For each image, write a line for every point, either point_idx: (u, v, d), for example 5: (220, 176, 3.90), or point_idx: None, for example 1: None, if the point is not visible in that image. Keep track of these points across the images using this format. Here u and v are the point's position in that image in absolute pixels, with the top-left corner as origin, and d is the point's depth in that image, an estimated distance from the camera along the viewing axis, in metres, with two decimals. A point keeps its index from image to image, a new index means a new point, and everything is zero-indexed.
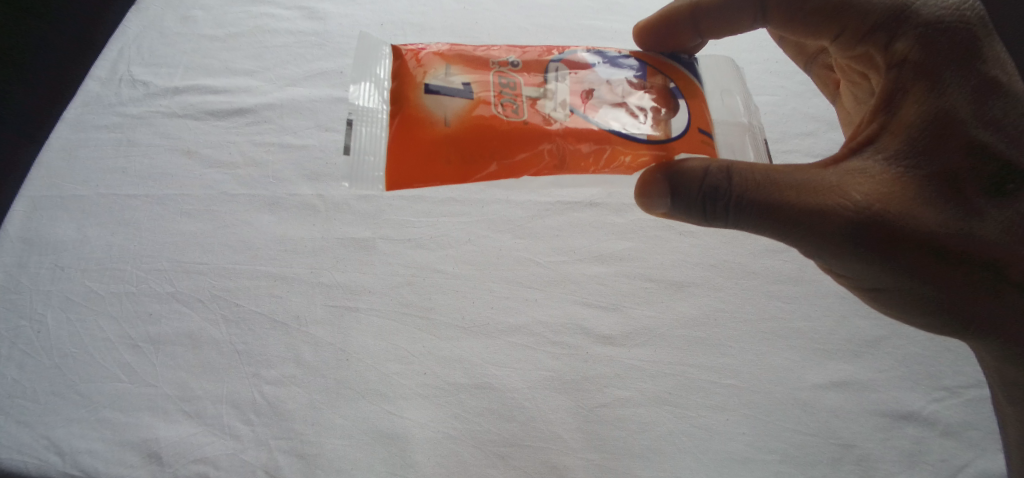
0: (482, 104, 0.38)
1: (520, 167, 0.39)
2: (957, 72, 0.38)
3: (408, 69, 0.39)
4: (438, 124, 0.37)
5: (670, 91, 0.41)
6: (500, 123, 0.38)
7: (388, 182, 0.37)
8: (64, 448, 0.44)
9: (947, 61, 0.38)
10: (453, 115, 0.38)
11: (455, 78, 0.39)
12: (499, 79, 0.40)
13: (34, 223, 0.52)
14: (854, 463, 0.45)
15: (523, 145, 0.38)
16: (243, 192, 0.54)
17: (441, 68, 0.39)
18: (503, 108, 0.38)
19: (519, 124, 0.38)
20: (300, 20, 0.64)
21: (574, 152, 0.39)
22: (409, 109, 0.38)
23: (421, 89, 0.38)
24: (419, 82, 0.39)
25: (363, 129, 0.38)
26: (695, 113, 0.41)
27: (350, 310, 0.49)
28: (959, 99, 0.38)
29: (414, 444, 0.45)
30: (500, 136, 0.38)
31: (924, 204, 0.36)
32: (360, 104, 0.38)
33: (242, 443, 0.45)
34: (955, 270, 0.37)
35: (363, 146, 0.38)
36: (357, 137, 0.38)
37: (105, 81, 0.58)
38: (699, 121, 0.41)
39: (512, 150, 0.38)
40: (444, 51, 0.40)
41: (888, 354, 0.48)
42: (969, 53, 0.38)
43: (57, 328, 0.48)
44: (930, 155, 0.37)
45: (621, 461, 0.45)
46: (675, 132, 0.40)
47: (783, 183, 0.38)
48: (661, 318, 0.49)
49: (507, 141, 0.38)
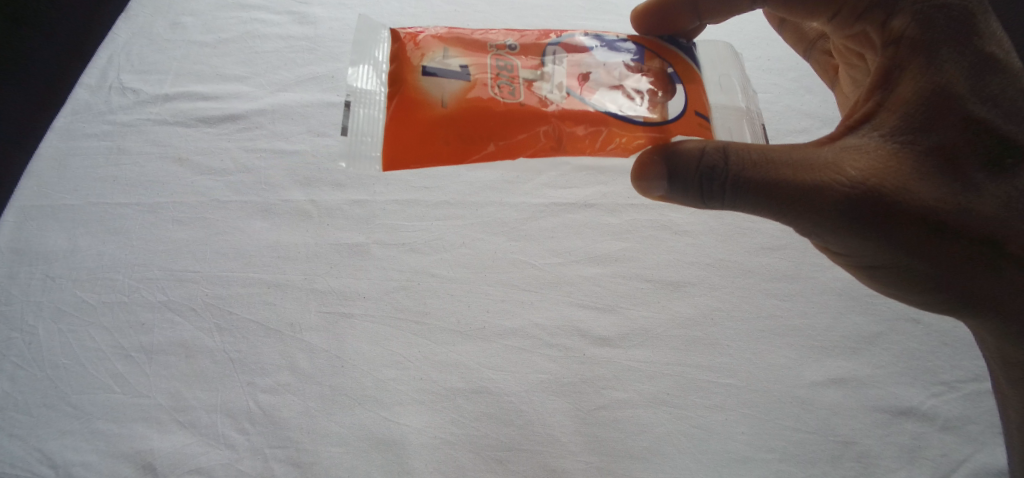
0: (479, 85, 0.38)
1: (517, 149, 0.38)
2: (954, 47, 0.38)
3: (406, 51, 0.39)
4: (435, 106, 0.37)
5: (669, 76, 0.41)
6: (498, 106, 0.37)
7: (386, 163, 0.37)
8: (57, 461, 0.43)
9: (944, 36, 0.38)
10: (449, 96, 0.37)
11: (452, 61, 0.39)
12: (497, 62, 0.39)
13: (24, 233, 0.51)
14: (854, 460, 0.45)
15: (520, 129, 0.38)
16: (235, 199, 0.53)
17: (439, 50, 0.39)
18: (499, 90, 0.38)
19: (516, 105, 0.38)
20: (290, 25, 0.64)
21: (574, 135, 0.38)
22: (406, 91, 0.38)
23: (419, 71, 0.38)
24: (415, 64, 0.38)
25: (360, 110, 0.38)
26: (692, 96, 0.41)
27: (345, 316, 0.48)
28: (956, 74, 0.37)
29: (412, 451, 0.44)
30: (496, 117, 0.37)
31: (921, 179, 0.36)
32: (357, 85, 0.39)
33: (238, 452, 0.44)
34: (952, 246, 0.37)
35: (360, 128, 0.38)
36: (355, 119, 0.38)
37: (94, 88, 0.58)
38: (696, 104, 0.40)
39: (510, 131, 0.37)
40: (442, 33, 0.40)
41: (885, 349, 0.48)
42: (967, 30, 0.38)
43: (49, 339, 0.47)
44: (929, 131, 0.37)
45: (620, 463, 0.45)
46: (672, 114, 0.39)
47: (779, 161, 0.37)
48: (658, 318, 0.49)
49: (504, 122, 0.37)
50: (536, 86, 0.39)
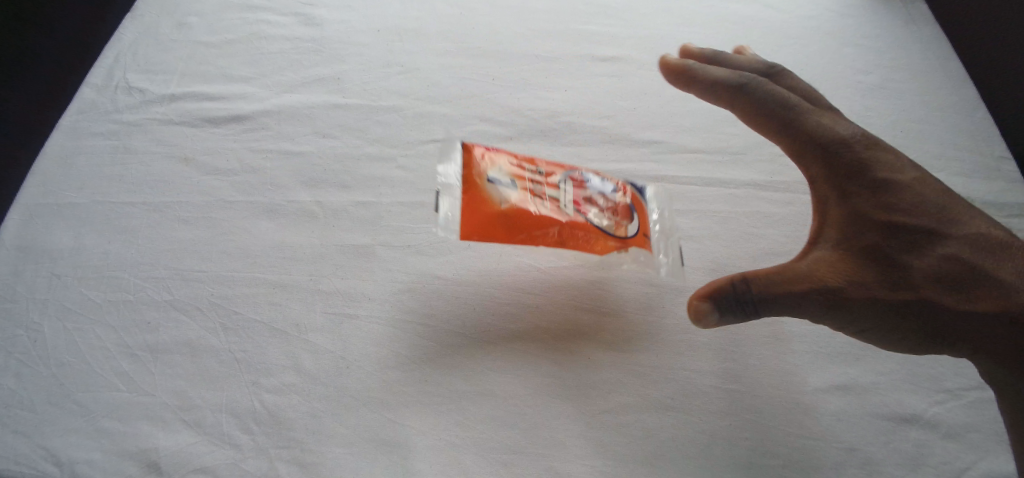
0: (527, 202, 0.47)
1: (540, 227, 0.46)
2: (862, 153, 0.45)
3: (476, 159, 0.48)
4: (496, 206, 0.46)
5: (637, 190, 0.52)
6: (536, 212, 0.47)
7: (463, 234, 0.45)
8: (63, 459, 0.42)
9: (845, 153, 0.45)
10: (508, 195, 0.47)
11: (506, 178, 0.48)
12: (532, 179, 0.49)
13: (29, 230, 0.51)
14: (857, 467, 0.44)
15: (552, 211, 0.47)
16: (241, 199, 0.54)
17: (496, 168, 0.48)
18: (535, 187, 0.48)
19: (544, 214, 0.47)
20: (295, 26, 0.67)
21: (586, 271, 0.48)
22: (473, 194, 0.46)
23: (483, 180, 0.47)
24: (481, 174, 0.47)
25: (447, 198, 0.46)
26: (642, 222, 0.50)
27: (350, 317, 0.48)
28: (865, 169, 0.44)
29: (416, 452, 0.43)
30: (534, 221, 0.46)
31: (868, 269, 0.41)
32: (444, 179, 0.47)
33: (242, 452, 0.43)
34: (907, 317, 0.41)
35: (447, 210, 0.45)
36: (444, 206, 0.45)
37: (101, 88, 0.60)
38: (645, 228, 0.50)
39: (538, 225, 0.46)
40: (499, 151, 0.50)
41: (888, 356, 0.48)
42: (869, 148, 0.45)
43: (54, 337, 0.47)
44: (859, 231, 0.42)
45: (627, 466, 0.43)
46: (631, 232, 0.49)
47: (763, 273, 0.41)
48: (662, 322, 0.50)
49: (536, 223, 0.46)
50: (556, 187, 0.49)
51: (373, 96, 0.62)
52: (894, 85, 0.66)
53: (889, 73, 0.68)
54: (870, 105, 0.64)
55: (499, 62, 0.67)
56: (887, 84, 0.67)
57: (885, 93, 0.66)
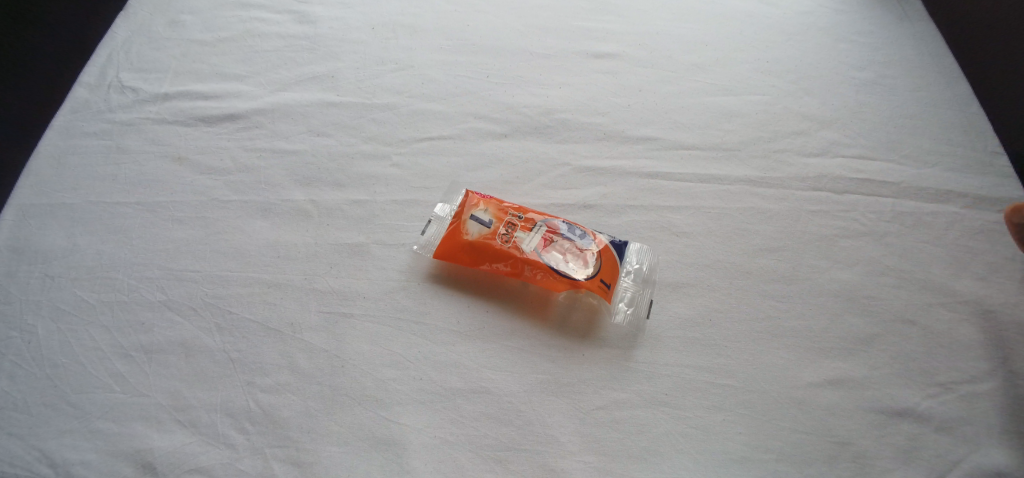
0: (491, 256, 0.51)
1: (502, 284, 0.51)
2: None
3: (461, 208, 0.53)
4: (464, 258, 0.51)
5: (615, 245, 0.51)
6: (499, 246, 0.51)
7: (435, 254, 0.51)
8: (57, 460, 0.42)
9: None
10: (473, 247, 0.51)
11: (479, 227, 0.52)
12: (505, 228, 0.52)
13: (22, 231, 0.51)
14: (849, 461, 0.44)
15: (513, 249, 0.51)
16: (235, 198, 0.54)
17: (477, 217, 0.52)
18: (509, 228, 0.52)
19: (504, 271, 0.51)
20: (289, 24, 0.67)
21: (540, 299, 0.51)
22: (450, 239, 0.52)
23: (459, 230, 0.52)
24: (461, 222, 0.52)
25: (434, 228, 0.53)
26: (604, 269, 0.50)
27: (345, 316, 0.48)
28: None
29: (411, 450, 0.43)
30: (492, 279, 0.51)
31: None
32: (439, 211, 0.54)
33: (238, 452, 0.43)
34: None
35: (432, 237, 0.53)
36: (431, 232, 0.53)
37: (93, 87, 0.60)
38: (606, 275, 0.50)
39: (500, 281, 0.51)
40: (481, 199, 0.53)
41: (881, 351, 0.49)
42: None
43: (47, 338, 0.47)
44: None
45: (620, 462, 0.44)
46: (585, 276, 0.50)
47: None
48: (658, 318, 0.50)
49: (496, 281, 0.51)
50: (529, 230, 0.52)
51: (368, 94, 0.62)
52: (888, 81, 0.67)
53: (883, 69, 0.68)
54: (864, 102, 0.65)
55: (494, 58, 0.66)
56: (881, 80, 0.67)
57: (878, 89, 0.66)
